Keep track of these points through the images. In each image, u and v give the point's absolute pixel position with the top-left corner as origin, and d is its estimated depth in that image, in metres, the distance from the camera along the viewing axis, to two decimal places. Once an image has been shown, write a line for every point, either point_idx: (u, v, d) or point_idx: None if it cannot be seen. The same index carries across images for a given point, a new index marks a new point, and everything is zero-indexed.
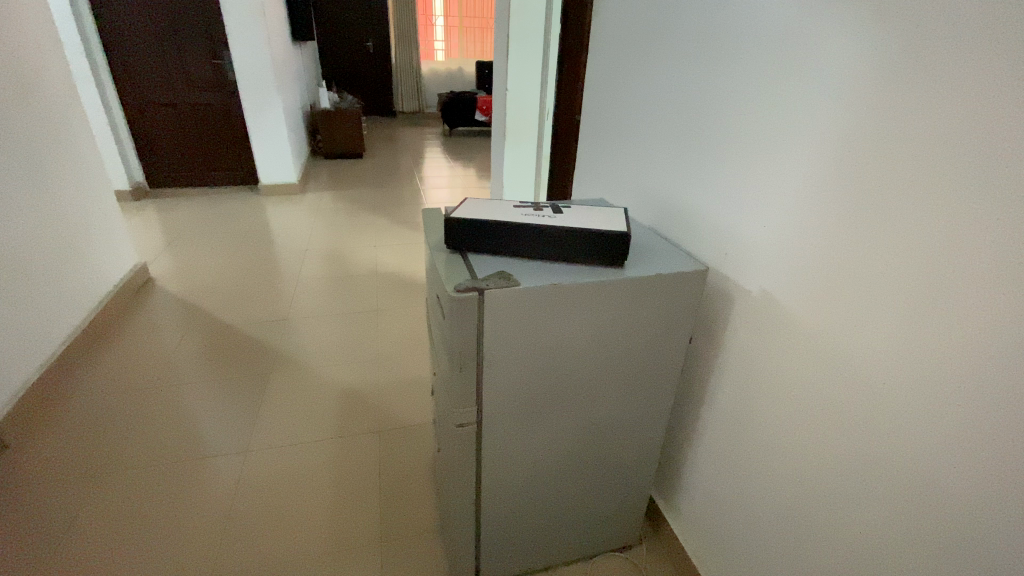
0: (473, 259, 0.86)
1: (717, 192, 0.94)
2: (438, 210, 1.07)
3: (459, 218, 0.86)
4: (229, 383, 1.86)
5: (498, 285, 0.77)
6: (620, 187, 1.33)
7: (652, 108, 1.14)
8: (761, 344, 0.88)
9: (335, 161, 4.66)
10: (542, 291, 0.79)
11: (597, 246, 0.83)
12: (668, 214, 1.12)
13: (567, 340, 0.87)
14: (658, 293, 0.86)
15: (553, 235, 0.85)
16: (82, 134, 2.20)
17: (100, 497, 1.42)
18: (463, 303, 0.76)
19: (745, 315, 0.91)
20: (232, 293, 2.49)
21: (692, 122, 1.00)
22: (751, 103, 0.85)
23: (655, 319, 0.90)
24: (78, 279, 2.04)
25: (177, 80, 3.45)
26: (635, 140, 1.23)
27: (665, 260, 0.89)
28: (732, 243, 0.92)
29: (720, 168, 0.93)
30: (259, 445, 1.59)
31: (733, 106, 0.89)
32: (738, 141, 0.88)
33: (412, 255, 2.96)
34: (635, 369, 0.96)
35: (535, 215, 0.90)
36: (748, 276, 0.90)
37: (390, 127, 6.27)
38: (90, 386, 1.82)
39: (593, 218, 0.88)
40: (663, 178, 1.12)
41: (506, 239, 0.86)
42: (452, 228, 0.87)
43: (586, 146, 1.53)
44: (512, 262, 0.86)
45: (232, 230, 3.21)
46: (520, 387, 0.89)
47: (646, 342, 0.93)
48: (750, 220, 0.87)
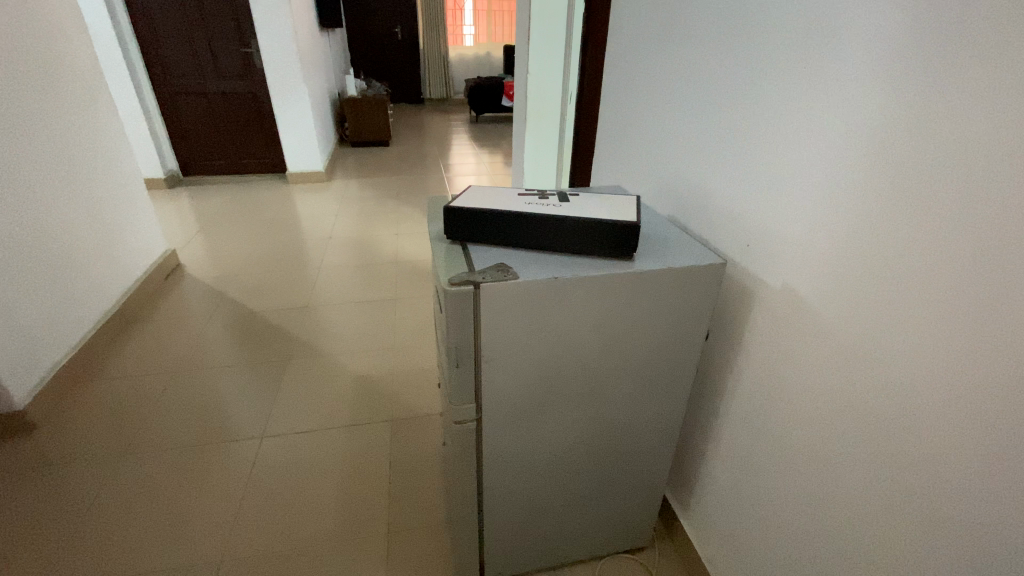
0: (472, 251, 0.82)
1: (741, 179, 0.87)
2: (443, 199, 1.03)
3: (458, 208, 0.82)
4: (250, 369, 1.89)
5: (493, 277, 0.72)
6: (639, 174, 1.26)
7: (672, 89, 1.07)
8: (783, 342, 0.81)
9: (363, 148, 4.69)
10: (542, 285, 0.74)
11: (604, 237, 0.78)
12: (688, 203, 1.04)
13: (571, 336, 0.82)
14: (670, 287, 0.80)
15: (557, 225, 0.79)
16: (111, 126, 2.25)
17: (123, 478, 1.47)
18: (457, 297, 0.72)
19: (766, 312, 0.84)
20: (257, 280, 2.53)
21: (714, 106, 0.92)
22: (775, 79, 0.77)
23: (667, 315, 0.84)
24: (109, 265, 2.10)
25: (207, 69, 3.51)
26: (655, 125, 1.16)
27: (679, 251, 0.83)
28: (754, 234, 0.85)
29: (743, 154, 0.85)
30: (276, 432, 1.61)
31: (757, 86, 0.81)
32: (761, 123, 0.80)
33: None
34: (646, 367, 0.90)
35: (538, 204, 0.85)
36: (770, 270, 0.82)
37: (417, 114, 6.26)
38: (119, 369, 1.89)
39: (601, 207, 0.83)
40: (684, 166, 1.05)
41: (507, 229, 0.82)
42: (450, 217, 0.83)
43: (606, 132, 1.45)
44: (512, 254, 0.81)
45: (260, 217, 3.27)
46: (521, 385, 0.85)
47: (658, 339, 0.87)
48: (774, 209, 0.79)
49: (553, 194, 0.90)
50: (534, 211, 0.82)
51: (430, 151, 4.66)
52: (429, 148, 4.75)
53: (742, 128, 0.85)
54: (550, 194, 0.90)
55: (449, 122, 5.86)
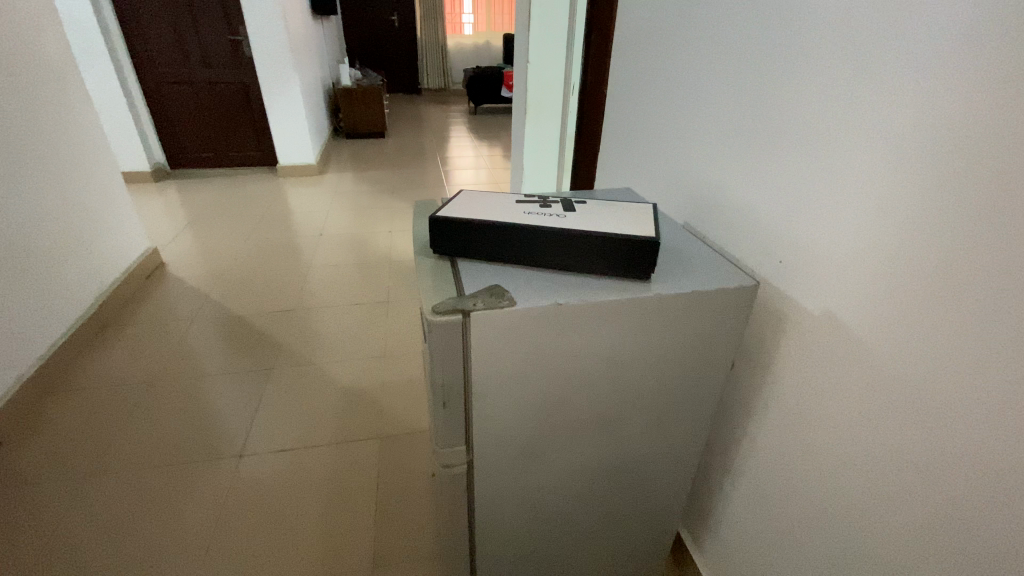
0: (463, 270, 0.70)
1: (774, 186, 0.75)
2: (430, 205, 0.91)
3: (446, 219, 0.70)
4: (233, 379, 1.78)
5: (486, 303, 0.61)
6: (649, 175, 1.14)
7: (689, 81, 0.94)
8: (821, 375, 0.70)
9: (358, 140, 4.55)
10: (543, 313, 0.62)
11: (616, 255, 0.66)
12: (707, 210, 0.92)
13: (577, 370, 0.70)
14: (693, 313, 0.69)
15: (560, 240, 0.68)
16: (86, 117, 2.12)
17: (90, 499, 1.36)
18: (444, 328, 0.60)
19: (801, 340, 0.73)
20: (244, 280, 2.41)
21: (741, 100, 0.80)
22: (819, 69, 0.65)
23: (689, 345, 0.72)
24: (85, 266, 1.98)
25: (194, 57, 3.36)
26: (668, 121, 1.03)
27: (702, 270, 0.71)
28: (788, 249, 0.73)
29: (776, 157, 0.74)
30: (257, 449, 1.50)
31: (795, 77, 0.69)
32: (801, 120, 0.69)
33: None
34: (662, 401, 0.78)
35: (539, 213, 0.73)
36: (807, 291, 0.71)
37: (414, 105, 6.09)
38: (92, 378, 1.77)
39: (612, 218, 0.71)
40: (702, 168, 0.93)
41: (503, 244, 0.70)
42: (436, 228, 0.71)
43: (611, 127, 1.33)
44: (510, 273, 0.70)
45: (250, 213, 3.14)
46: (520, 425, 0.72)
47: (678, 371, 0.75)
48: (815, 222, 0.68)
49: (556, 201, 0.78)
50: (535, 222, 0.70)
51: (427, 144, 4.52)
52: (426, 141, 4.61)
53: (775, 126, 0.73)
54: (553, 201, 0.78)
55: (447, 114, 5.70)
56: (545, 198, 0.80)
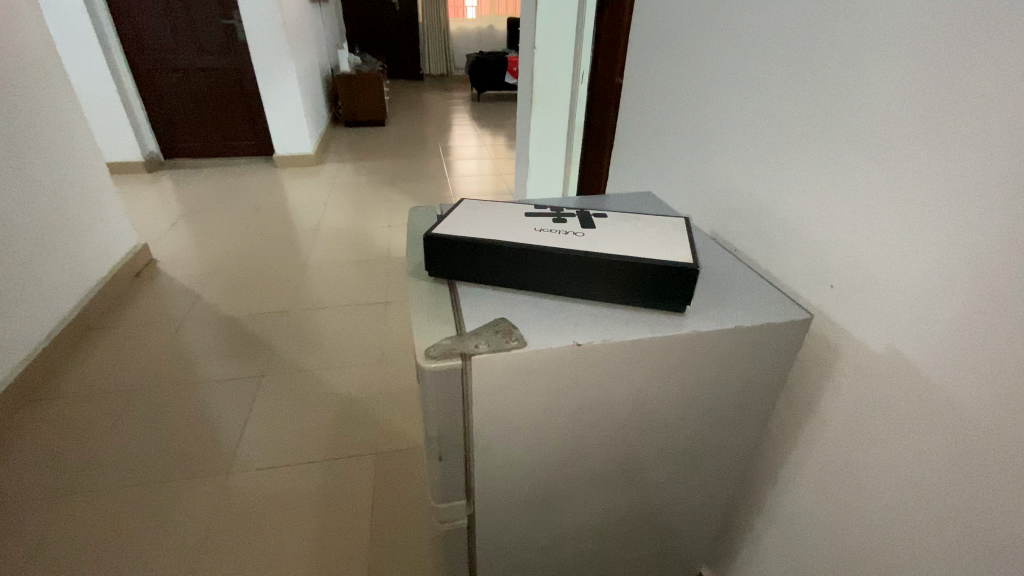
0: (463, 297, 0.60)
1: (826, 198, 0.64)
2: (427, 215, 0.80)
3: (443, 237, 0.60)
4: (225, 385, 1.68)
5: (492, 344, 0.51)
6: (669, 176, 1.02)
7: (720, 72, 0.83)
8: (881, 421, 0.60)
9: (358, 128, 4.42)
10: (559, 354, 0.52)
11: (647, 281, 0.56)
12: (738, 221, 0.81)
13: (598, 416, 0.59)
14: (735, 351, 0.58)
15: (579, 264, 0.57)
16: (70, 106, 2.00)
17: (67, 519, 1.27)
18: (442, 375, 0.50)
19: (855, 378, 0.62)
20: (238, 277, 2.32)
21: (784, 96, 0.69)
22: (892, 59, 0.53)
23: (728, 385, 0.62)
24: (69, 264, 1.89)
25: (187, 42, 3.23)
26: (692, 118, 0.92)
27: (744, 297, 0.61)
28: (842, 272, 0.62)
29: (831, 163, 0.62)
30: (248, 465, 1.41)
31: (859, 68, 0.57)
32: (864, 119, 0.57)
33: None
34: (693, 446, 0.68)
35: (554, 229, 0.63)
36: (865, 323, 0.60)
37: (415, 92, 5.94)
38: (75, 384, 1.68)
39: (638, 237, 0.60)
40: (735, 173, 0.81)
41: (510, 267, 0.60)
42: (433, 247, 0.61)
43: (626, 121, 1.21)
44: (517, 301, 0.59)
45: (245, 206, 3.04)
46: (530, 478, 0.62)
47: (713, 415, 0.65)
48: (881, 243, 0.57)
49: (572, 213, 0.67)
50: (549, 242, 0.60)
51: (429, 132, 4.39)
52: (428, 129, 4.48)
53: (829, 127, 0.62)
54: (568, 213, 0.67)
55: (449, 100, 5.55)
56: (559, 209, 0.69)
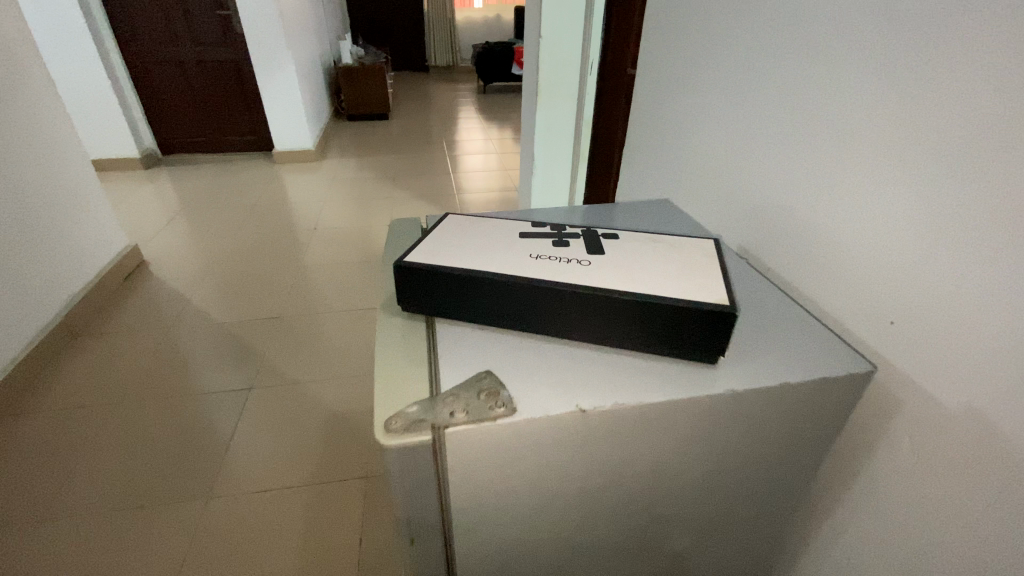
0: (444, 340, 0.49)
1: (888, 214, 0.52)
2: (409, 235, 0.69)
3: (418, 265, 0.49)
4: (213, 396, 1.58)
5: (473, 412, 0.40)
6: (689, 183, 0.91)
7: (753, 61, 0.70)
8: (952, 496, 0.48)
9: (360, 122, 4.30)
10: (560, 422, 0.41)
11: (669, 325, 0.45)
12: (769, 238, 0.71)
13: (606, 491, 0.48)
14: (779, 412, 0.47)
15: (584, 302, 0.46)
16: (53, 101, 1.91)
17: (32, 549, 1.17)
18: (407, 456, 0.39)
19: (919, 438, 0.51)
20: (232, 277, 2.22)
21: (835, 92, 0.57)
22: (989, 40, 0.41)
23: (767, 450, 0.50)
24: (53, 266, 1.80)
25: (182, 34, 3.13)
26: (717, 118, 0.80)
27: (786, 341, 0.50)
28: (907, 306, 0.50)
29: (897, 171, 0.51)
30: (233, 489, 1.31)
31: (940, 53, 0.45)
32: (945, 118, 0.45)
33: None
34: (721, 518, 0.56)
35: (552, 254, 0.52)
36: (936, 372, 0.48)
37: (420, 84, 5.80)
38: (52, 395, 1.58)
39: (658, 266, 0.49)
40: (771, 178, 0.69)
41: (500, 303, 0.49)
42: (405, 276, 0.50)
43: (638, 117, 1.09)
44: (509, 347, 0.48)
45: (241, 203, 2.93)
46: (521, 564, 0.50)
47: (748, 482, 0.53)
48: (962, 275, 0.45)
49: (576, 233, 0.56)
50: (546, 272, 0.49)
51: (433, 126, 4.26)
52: (432, 123, 4.34)
53: (894, 128, 0.50)
54: (571, 234, 0.56)
55: (455, 93, 5.41)
56: (561, 227, 0.58)
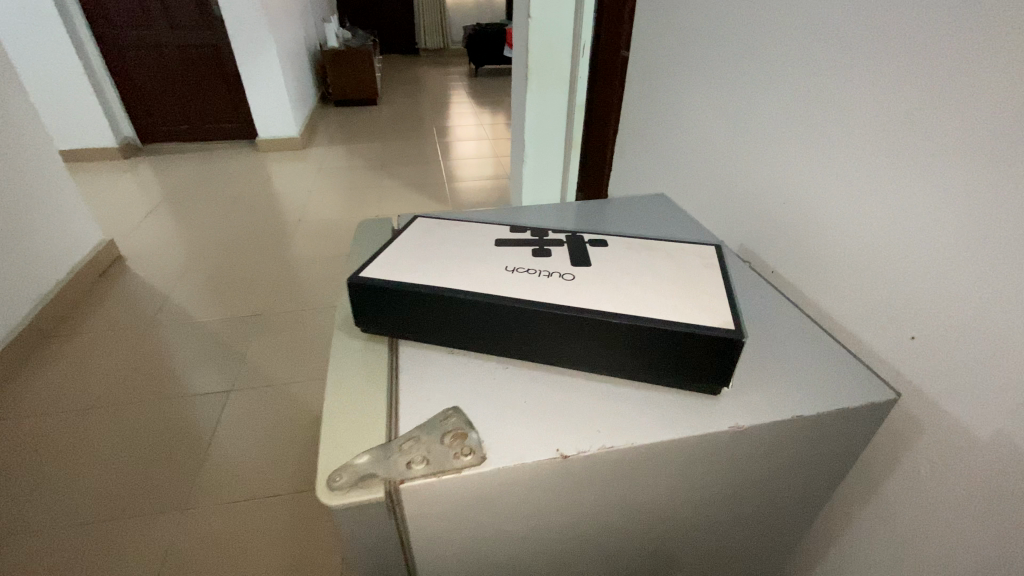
0: (410, 368, 0.43)
1: (917, 222, 0.48)
2: (381, 239, 0.63)
3: (378, 283, 0.43)
4: (194, 398, 1.52)
5: (435, 457, 0.34)
6: (691, 175, 0.85)
7: (761, 48, 0.65)
8: (980, 529, 0.44)
9: (349, 107, 4.17)
10: (542, 470, 0.36)
11: (667, 352, 0.39)
12: (778, 238, 0.66)
13: (597, 537, 0.42)
14: (792, 446, 0.41)
15: (568, 326, 0.40)
16: (15, 91, 1.79)
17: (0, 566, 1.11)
18: (364, 516, 0.33)
19: (942, 464, 0.47)
20: (217, 271, 2.14)
21: (872, 82, 0.50)
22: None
23: (778, 485, 0.45)
24: (20, 265, 1.71)
25: (158, 17, 2.97)
26: (726, 107, 0.74)
27: (796, 364, 0.44)
28: (932, 322, 0.47)
29: (934, 175, 0.46)
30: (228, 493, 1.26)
31: (980, 45, 0.41)
32: (999, 116, 0.40)
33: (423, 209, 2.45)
34: (729, 555, 0.50)
35: (530, 266, 0.46)
36: (964, 393, 0.45)
37: (411, 67, 5.64)
38: (24, 400, 1.51)
39: (653, 281, 0.43)
40: (780, 177, 0.65)
41: (474, 326, 0.43)
42: (360, 295, 0.44)
43: (635, 105, 1.03)
44: (486, 374, 0.42)
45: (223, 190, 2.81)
46: None
47: (757, 519, 0.47)
48: (996, 291, 0.42)
49: (560, 239, 0.50)
50: (523, 288, 0.43)
51: (423, 110, 4.13)
52: (423, 107, 4.21)
53: (949, 124, 0.44)
54: (554, 240, 0.50)
55: (445, 76, 5.25)
56: (543, 233, 0.52)
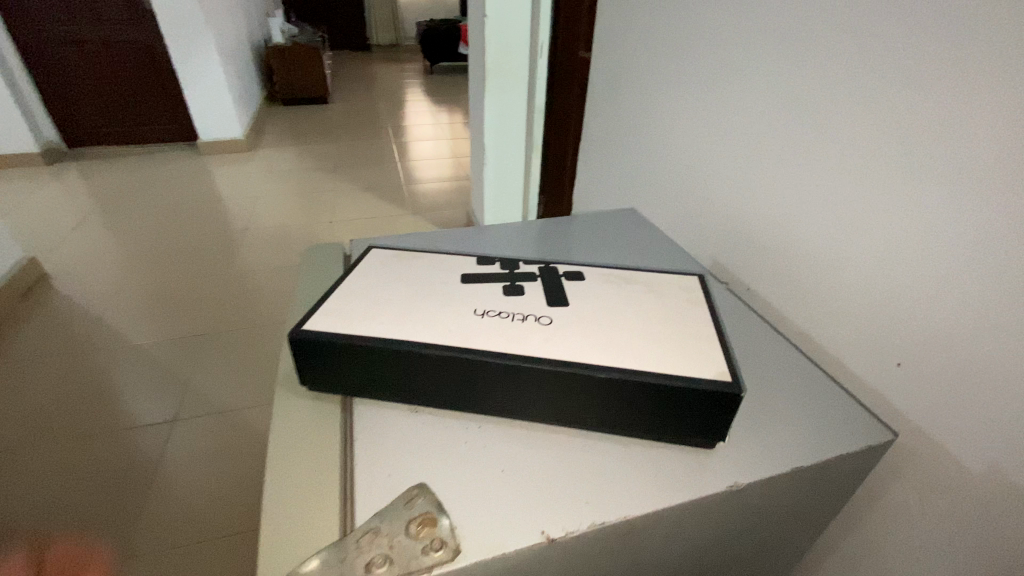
0: (366, 433, 0.38)
1: (905, 249, 0.45)
2: (334, 274, 0.57)
3: (329, 339, 0.38)
4: (124, 428, 1.28)
5: (403, 557, 0.29)
6: (663, 186, 0.82)
7: (730, 59, 0.63)
8: (958, 564, 0.43)
9: (298, 106, 3.98)
10: (524, 558, 0.31)
11: (660, 408, 0.35)
12: (754, 255, 0.64)
13: None
14: (788, 495, 0.39)
15: (547, 383, 0.36)
16: None
17: None
18: None
19: (919, 494, 0.46)
20: (156, 275, 1.90)
21: (858, 100, 0.48)
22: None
23: (773, 533, 0.42)
24: None
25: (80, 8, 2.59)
26: (699, 118, 0.71)
27: (785, 406, 0.42)
28: (917, 347, 0.45)
29: (923, 200, 0.43)
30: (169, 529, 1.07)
31: (959, 61, 0.40)
32: (995, 145, 0.38)
33: (383, 208, 2.31)
34: None
35: (501, 308, 0.42)
36: (947, 423, 0.43)
37: (362, 63, 5.45)
38: None
39: (634, 325, 0.40)
40: (751, 192, 0.63)
41: (442, 383, 0.38)
42: (308, 351, 0.38)
43: (599, 112, 1.00)
44: (456, 434, 0.37)
45: (161, 188, 2.55)
46: None
47: (751, 563, 0.45)
48: (982, 315, 0.40)
49: (532, 273, 0.47)
50: (494, 336, 0.39)
51: (379, 108, 3.99)
52: (377, 105, 4.06)
53: (941, 148, 0.41)
54: (526, 274, 0.47)
55: (400, 73, 5.11)
56: (514, 265, 0.49)
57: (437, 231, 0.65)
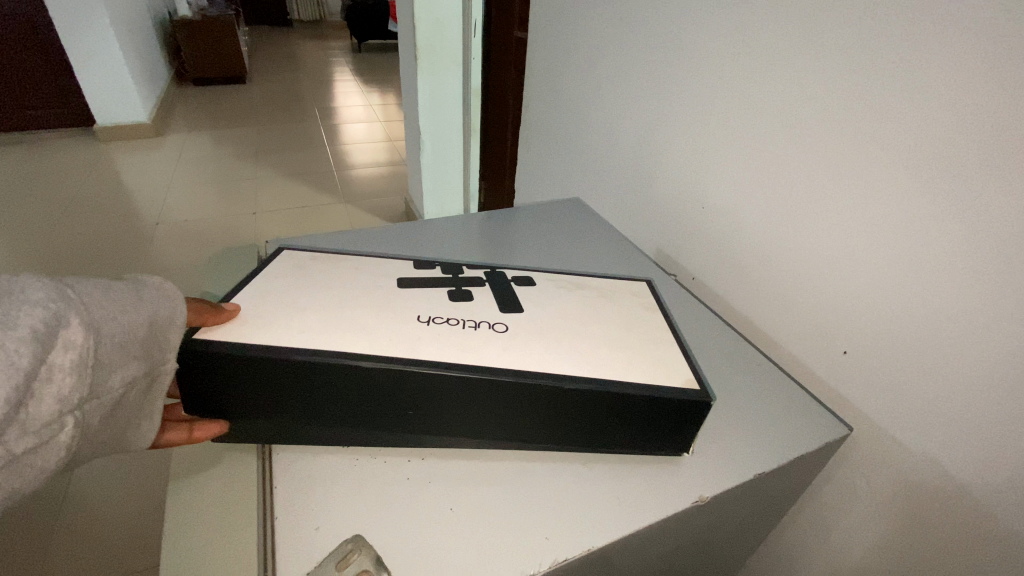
0: (303, 476, 0.34)
1: (847, 239, 0.45)
2: (252, 251, 0.56)
3: (253, 366, 0.33)
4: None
5: None
6: (606, 173, 0.80)
7: (668, 41, 0.62)
8: (895, 539, 0.45)
9: (213, 84, 3.64)
10: None
11: (623, 420, 0.34)
12: (697, 241, 0.63)
13: None
14: (748, 498, 0.39)
15: (498, 402, 0.34)
16: None
17: None
18: None
19: (864, 477, 0.47)
20: (43, 262, 1.62)
21: (804, 85, 0.46)
22: (965, 35, 0.35)
23: (727, 531, 0.43)
24: None
25: None
26: (642, 101, 0.68)
27: (743, 409, 0.42)
28: (861, 334, 0.45)
29: (867, 190, 0.43)
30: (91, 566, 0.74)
31: (895, 50, 0.39)
32: (937, 136, 0.38)
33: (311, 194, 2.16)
34: None
35: (449, 314, 0.39)
36: (891, 409, 0.44)
37: (283, 39, 5.07)
38: None
39: (591, 335, 0.38)
40: (692, 181, 0.62)
41: (382, 408, 0.34)
42: (232, 380, 0.34)
43: (537, 96, 0.96)
44: (402, 469, 0.35)
45: (49, 171, 2.24)
46: None
47: (707, 558, 0.45)
48: (921, 300, 0.41)
49: (480, 278, 0.45)
50: (443, 346, 0.35)
51: (304, 88, 3.72)
52: (303, 85, 3.80)
53: (884, 137, 0.41)
54: (472, 279, 0.44)
55: (325, 51, 4.78)
56: (457, 270, 0.46)
57: (373, 230, 0.61)
